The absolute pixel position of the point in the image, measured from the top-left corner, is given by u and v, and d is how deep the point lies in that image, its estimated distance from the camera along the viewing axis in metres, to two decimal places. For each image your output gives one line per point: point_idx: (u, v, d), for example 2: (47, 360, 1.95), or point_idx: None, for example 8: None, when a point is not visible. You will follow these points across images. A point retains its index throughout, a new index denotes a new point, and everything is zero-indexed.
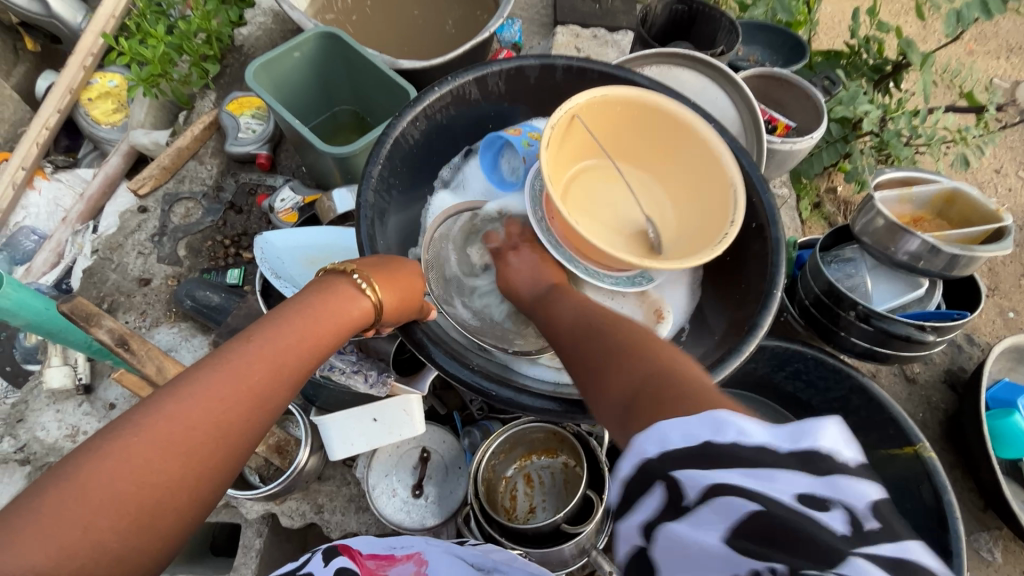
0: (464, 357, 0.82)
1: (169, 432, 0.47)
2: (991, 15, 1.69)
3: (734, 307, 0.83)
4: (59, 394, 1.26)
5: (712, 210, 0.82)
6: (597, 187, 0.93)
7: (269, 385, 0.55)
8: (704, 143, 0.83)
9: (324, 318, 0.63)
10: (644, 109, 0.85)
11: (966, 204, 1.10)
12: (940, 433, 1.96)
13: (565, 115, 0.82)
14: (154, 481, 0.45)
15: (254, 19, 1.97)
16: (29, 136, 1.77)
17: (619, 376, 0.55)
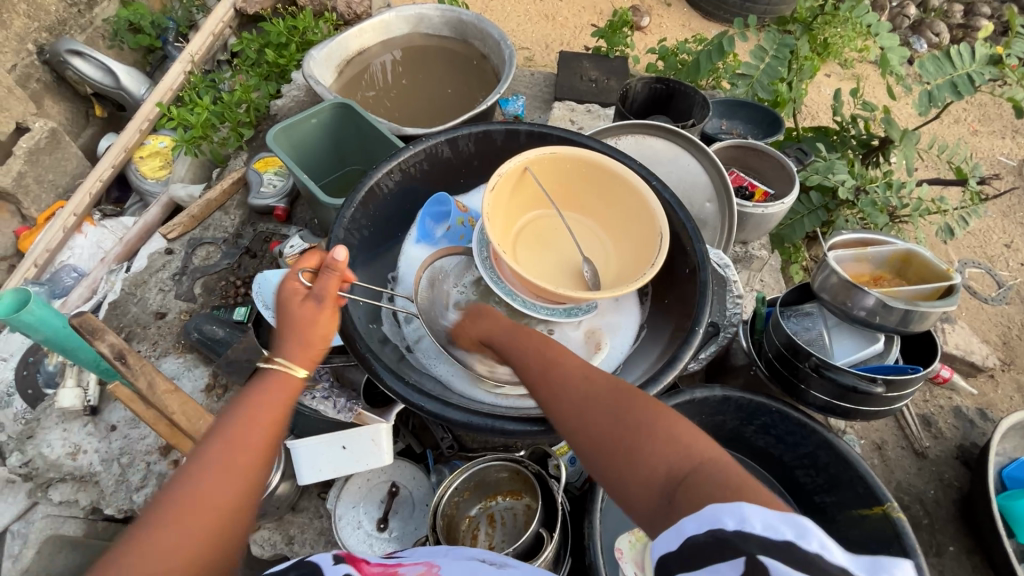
0: (402, 373, 0.89)
1: (161, 542, 0.50)
2: (962, 97, 1.80)
3: (664, 342, 0.94)
4: (68, 414, 1.36)
5: (641, 252, 0.97)
6: (542, 235, 1.05)
7: (241, 475, 0.57)
8: (637, 195, 0.97)
9: (267, 400, 0.64)
10: (586, 166, 1.00)
11: (921, 264, 1.15)
12: (955, 514, 1.84)
13: (515, 166, 0.97)
14: (198, 542, 0.52)
15: (289, 93, 2.23)
16: (84, 187, 2.02)
17: (664, 456, 0.54)
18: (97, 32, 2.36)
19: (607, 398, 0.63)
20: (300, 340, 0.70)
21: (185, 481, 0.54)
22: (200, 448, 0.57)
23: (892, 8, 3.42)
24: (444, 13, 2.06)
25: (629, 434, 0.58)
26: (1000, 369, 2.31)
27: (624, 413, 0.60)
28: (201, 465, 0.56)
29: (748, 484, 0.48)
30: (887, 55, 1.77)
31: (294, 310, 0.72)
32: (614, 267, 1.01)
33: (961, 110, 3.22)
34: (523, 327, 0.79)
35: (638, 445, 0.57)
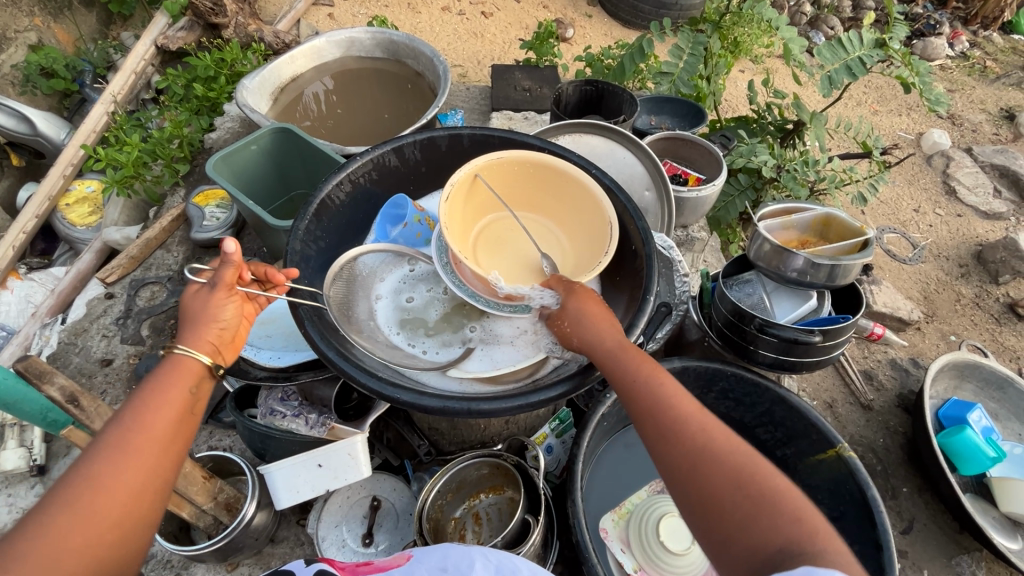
0: (373, 369, 0.90)
1: (76, 508, 0.56)
2: (857, 78, 2.00)
3: (623, 311, 0.99)
4: (12, 477, 1.27)
5: (596, 241, 1.03)
6: (499, 237, 1.09)
7: (150, 453, 0.62)
8: (582, 188, 1.05)
9: (173, 390, 0.67)
10: (531, 166, 1.07)
11: (839, 226, 1.27)
12: (904, 457, 1.99)
13: (466, 174, 1.03)
14: (94, 542, 0.56)
15: (223, 125, 2.21)
16: (6, 240, 1.90)
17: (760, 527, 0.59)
18: (6, 79, 2.25)
19: (718, 450, 0.65)
20: (203, 329, 0.74)
21: (97, 456, 0.59)
22: (111, 428, 0.62)
23: (789, 7, 3.74)
24: (373, 35, 2.10)
25: (741, 493, 0.62)
26: (925, 321, 2.53)
27: (731, 467, 0.64)
28: (115, 445, 0.61)
29: (835, 558, 0.55)
30: (788, 45, 1.94)
31: (191, 301, 0.76)
32: (573, 259, 1.07)
33: (861, 93, 3.54)
34: (640, 357, 0.77)
35: (755, 505, 0.60)
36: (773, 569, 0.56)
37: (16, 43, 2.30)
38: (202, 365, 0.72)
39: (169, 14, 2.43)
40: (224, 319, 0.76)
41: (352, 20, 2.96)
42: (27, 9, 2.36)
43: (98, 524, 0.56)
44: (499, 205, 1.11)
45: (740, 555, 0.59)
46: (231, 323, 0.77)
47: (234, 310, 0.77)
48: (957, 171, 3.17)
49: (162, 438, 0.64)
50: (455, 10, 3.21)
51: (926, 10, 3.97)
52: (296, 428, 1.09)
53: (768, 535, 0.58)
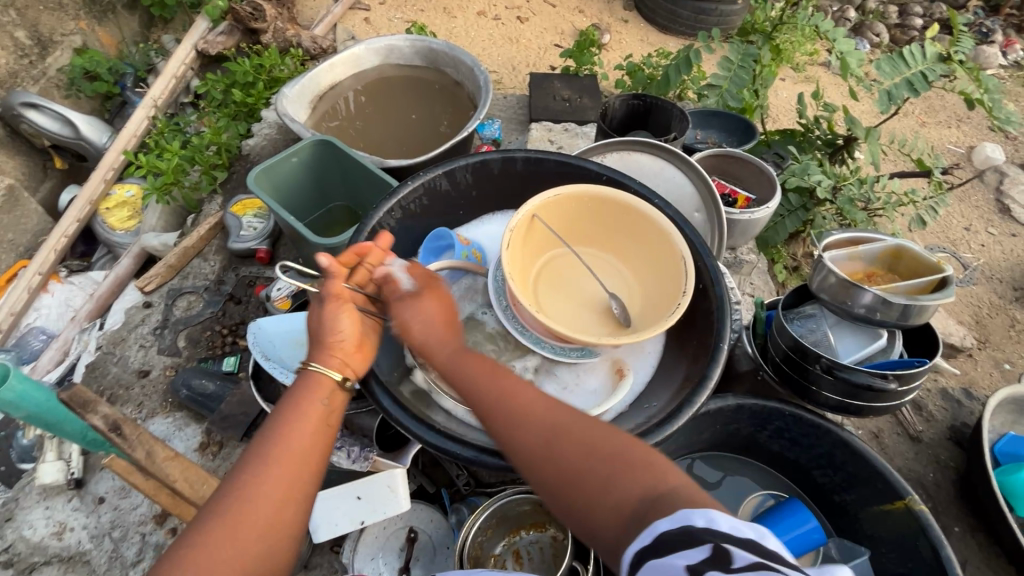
0: (431, 420, 0.89)
1: (228, 519, 0.59)
2: (918, 93, 1.89)
3: (691, 360, 0.96)
4: (50, 490, 1.27)
5: (665, 279, 0.98)
6: (559, 275, 1.05)
7: (286, 469, 0.64)
8: (649, 221, 0.99)
9: (306, 406, 0.71)
10: (592, 200, 1.02)
11: (912, 259, 1.18)
12: (956, 495, 1.88)
13: (524, 215, 0.98)
14: (240, 556, 0.58)
15: (260, 132, 2.20)
16: (48, 243, 1.92)
17: (626, 485, 0.61)
18: (51, 82, 2.28)
19: (583, 426, 0.68)
20: (325, 344, 0.77)
21: (246, 467, 0.64)
22: (255, 444, 0.66)
23: (834, 13, 3.61)
24: (413, 42, 2.07)
25: (606, 460, 0.64)
26: (977, 348, 2.40)
27: (596, 437, 0.66)
28: (258, 454, 0.65)
29: (702, 499, 0.56)
30: (845, 59, 1.84)
31: (311, 321, 0.81)
32: (640, 296, 1.02)
33: (908, 104, 3.39)
34: (491, 365, 0.80)
35: (625, 464, 0.62)
36: (640, 521, 0.56)
37: (62, 46, 2.33)
38: (334, 380, 0.75)
39: (209, 18, 2.43)
40: (346, 333, 0.79)
41: (387, 25, 2.94)
42: (73, 13, 2.38)
43: (241, 540, 0.59)
44: (558, 242, 1.05)
45: (618, 521, 0.59)
46: (350, 332, 0.79)
47: (352, 320, 0.80)
48: (1012, 188, 3.01)
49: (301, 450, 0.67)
50: (490, 15, 3.16)
51: (979, 17, 3.79)
52: (337, 460, 1.05)
53: (636, 485, 0.60)
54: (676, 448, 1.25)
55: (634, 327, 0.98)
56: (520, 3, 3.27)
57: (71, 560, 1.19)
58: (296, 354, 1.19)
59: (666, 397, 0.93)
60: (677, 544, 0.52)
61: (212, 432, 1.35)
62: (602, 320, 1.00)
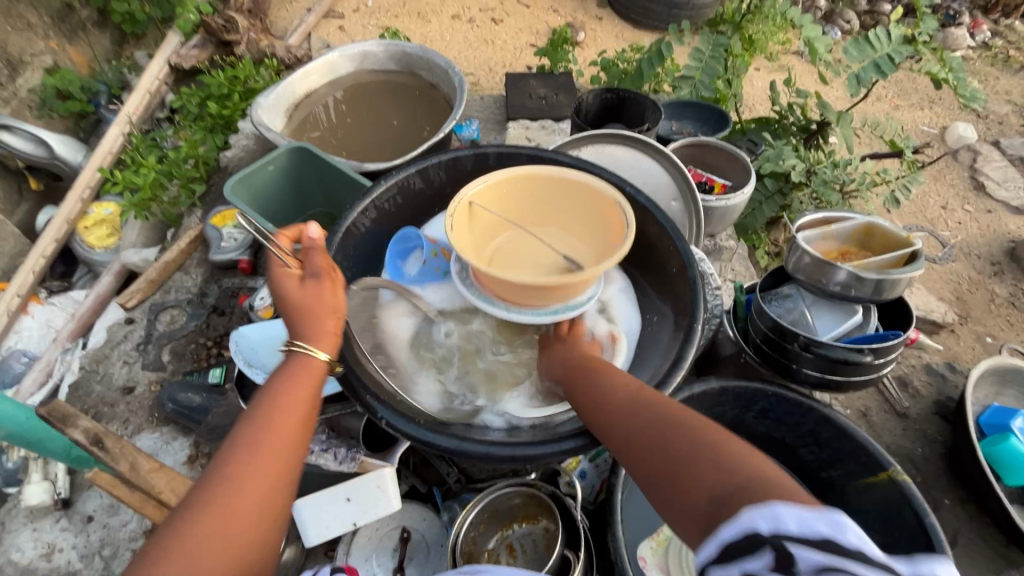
0: (412, 414, 0.89)
1: (225, 494, 0.58)
2: (886, 76, 1.92)
3: (668, 339, 0.96)
4: (37, 511, 1.25)
5: (610, 229, 1.02)
6: (514, 254, 1.04)
7: (284, 442, 0.65)
8: (584, 185, 1.04)
9: (296, 383, 0.71)
10: (525, 179, 1.06)
11: (882, 235, 1.21)
12: (944, 467, 1.90)
13: (460, 203, 1.00)
14: (240, 529, 0.57)
15: (238, 143, 2.21)
16: (26, 265, 1.90)
17: (700, 478, 0.56)
18: (22, 103, 2.25)
19: (655, 423, 0.67)
20: (320, 324, 0.76)
21: (242, 433, 0.64)
22: (243, 423, 0.65)
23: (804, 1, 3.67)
24: (387, 47, 2.08)
25: (670, 458, 0.61)
26: (958, 323, 2.43)
27: (673, 438, 0.63)
28: (251, 429, 0.65)
29: (781, 488, 0.50)
30: (813, 45, 1.88)
31: (297, 295, 0.78)
32: (593, 255, 1.03)
33: (881, 88, 3.45)
34: (592, 371, 0.83)
35: (684, 467, 0.59)
36: (725, 517, 0.51)
37: (32, 66, 2.30)
38: (321, 361, 0.74)
39: (181, 32, 2.42)
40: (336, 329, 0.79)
41: (362, 32, 2.95)
42: (42, 33, 2.36)
43: (242, 506, 0.58)
44: (505, 225, 1.07)
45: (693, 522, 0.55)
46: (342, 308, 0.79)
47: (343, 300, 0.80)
48: (985, 165, 3.08)
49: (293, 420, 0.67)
50: (465, 18, 3.18)
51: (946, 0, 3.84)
52: (323, 462, 1.05)
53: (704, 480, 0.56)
54: None
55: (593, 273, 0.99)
56: (494, 4, 3.29)
57: None
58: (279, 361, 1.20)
59: (646, 372, 0.92)
60: (741, 551, 0.47)
61: (200, 445, 1.34)
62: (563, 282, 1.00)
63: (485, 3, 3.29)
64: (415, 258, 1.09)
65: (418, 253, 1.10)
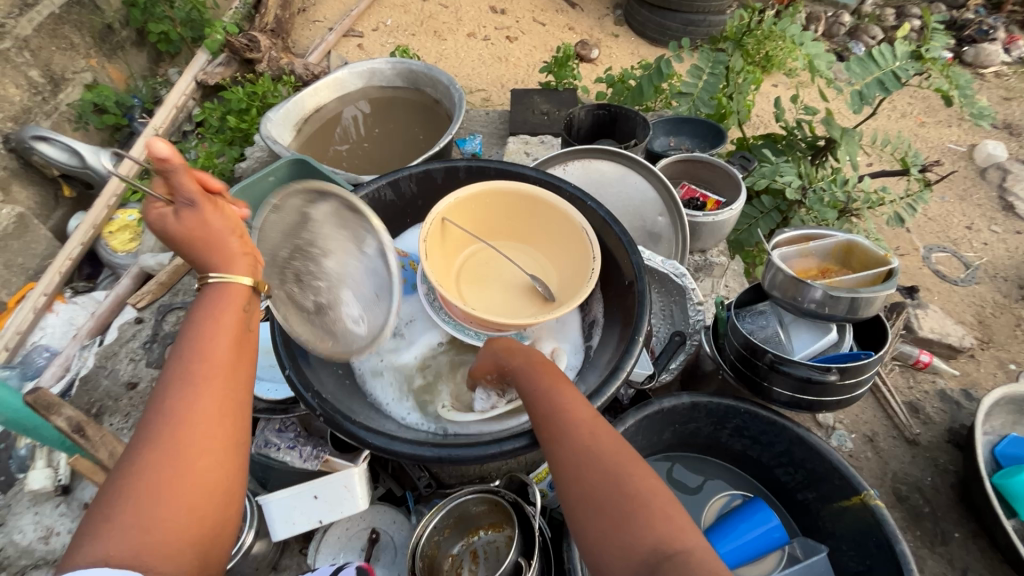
0: (354, 416, 0.94)
1: (162, 443, 0.59)
2: (891, 92, 1.89)
3: (614, 350, 0.99)
4: (40, 496, 1.34)
5: (573, 246, 1.06)
6: (480, 270, 1.10)
7: (222, 380, 0.64)
8: (550, 205, 1.08)
9: (226, 312, 0.69)
10: (492, 195, 1.09)
11: (862, 253, 1.19)
12: (955, 499, 1.78)
13: (436, 219, 1.03)
14: (188, 474, 0.59)
15: (253, 155, 2.32)
16: (54, 266, 2.04)
17: (640, 534, 0.58)
18: (62, 116, 2.42)
19: (601, 458, 0.65)
20: (222, 250, 0.71)
21: (169, 393, 0.62)
22: (175, 359, 0.64)
23: (826, 18, 3.63)
24: (394, 65, 2.17)
25: (612, 499, 0.62)
26: (980, 348, 2.31)
27: (618, 481, 0.63)
28: (177, 385, 0.62)
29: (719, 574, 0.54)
30: (813, 62, 1.87)
31: (173, 227, 0.70)
32: (554, 271, 1.09)
33: (906, 104, 3.37)
34: (551, 377, 0.78)
35: (627, 515, 0.60)
36: None
37: (73, 83, 2.48)
38: (244, 287, 0.72)
39: (209, 51, 2.58)
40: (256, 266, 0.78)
41: (380, 50, 3.07)
42: (85, 52, 2.55)
43: (186, 450, 0.59)
44: (473, 240, 1.11)
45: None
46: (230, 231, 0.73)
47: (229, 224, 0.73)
48: (1015, 184, 2.95)
49: (224, 367, 0.65)
50: (480, 36, 3.27)
51: (980, 14, 3.71)
52: (292, 460, 1.10)
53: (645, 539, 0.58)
54: (636, 449, 1.26)
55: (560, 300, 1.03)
56: (510, 23, 3.37)
57: (56, 563, 1.25)
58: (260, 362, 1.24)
59: (590, 383, 0.96)
60: None
61: None
62: (527, 297, 1.05)
63: (501, 22, 3.37)
64: None
65: None
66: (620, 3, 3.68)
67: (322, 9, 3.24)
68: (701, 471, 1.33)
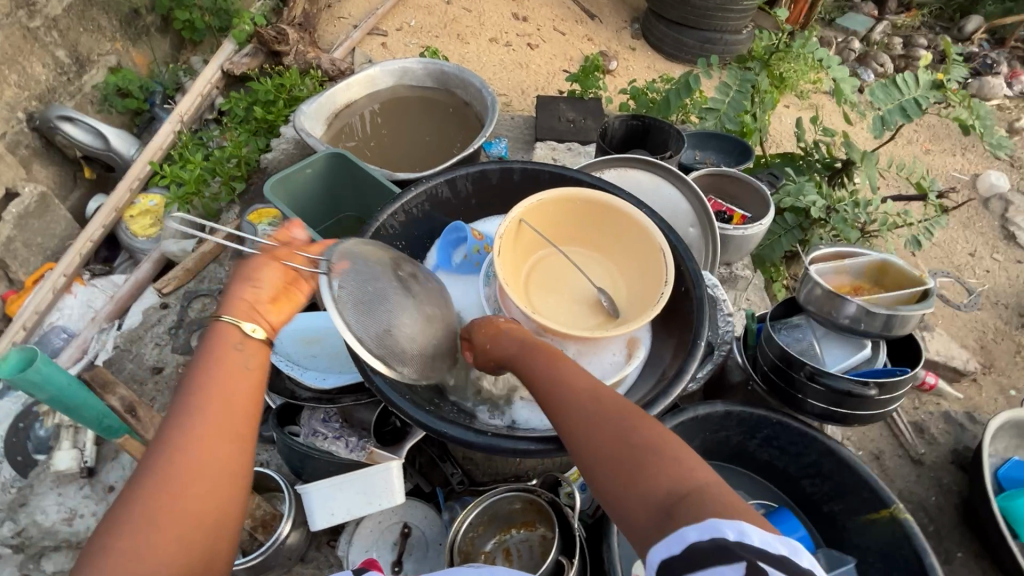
0: (420, 403, 0.99)
1: (169, 485, 0.56)
2: (912, 119, 1.93)
3: (668, 358, 1.07)
4: (63, 478, 1.32)
5: (640, 253, 1.14)
6: (550, 274, 1.19)
7: (232, 417, 0.61)
8: (618, 211, 1.15)
9: (221, 347, 0.64)
10: (567, 201, 1.17)
11: (896, 273, 1.23)
12: (959, 519, 1.79)
13: (510, 223, 1.12)
14: (179, 517, 0.55)
15: (278, 146, 2.34)
16: (74, 248, 2.02)
17: (648, 483, 0.59)
18: (86, 98, 2.40)
19: (605, 419, 0.67)
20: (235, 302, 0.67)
21: (176, 429, 0.58)
22: (184, 389, 0.61)
23: (838, 43, 3.71)
24: (426, 65, 2.19)
25: (633, 453, 0.62)
26: (982, 372, 2.34)
27: (630, 441, 0.63)
28: (184, 408, 0.60)
29: (735, 503, 0.54)
30: (839, 85, 1.91)
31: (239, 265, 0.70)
32: (620, 281, 1.17)
33: (912, 131, 3.43)
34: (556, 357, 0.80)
35: (640, 468, 0.60)
36: (686, 520, 0.54)
37: (98, 65, 2.46)
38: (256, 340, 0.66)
39: (236, 41, 2.59)
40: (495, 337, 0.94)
41: (403, 49, 3.09)
42: (110, 35, 2.53)
43: (185, 497, 0.56)
44: (545, 244, 1.20)
45: (644, 516, 0.58)
46: (270, 287, 0.69)
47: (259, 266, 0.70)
48: (1017, 215, 3.01)
49: (229, 404, 0.61)
50: (501, 41, 3.30)
51: (984, 48, 3.79)
52: (335, 450, 1.10)
53: (660, 485, 0.58)
54: None
55: (625, 311, 1.12)
56: (531, 30, 3.40)
57: (79, 545, 1.25)
58: (301, 352, 1.22)
59: (646, 388, 1.03)
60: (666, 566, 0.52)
61: None
62: (592, 310, 1.14)
63: (522, 28, 3.40)
64: (462, 249, 1.22)
65: (462, 247, 1.22)
66: (638, 17, 3.74)
67: (347, 6, 3.25)
68: (727, 479, 1.35)
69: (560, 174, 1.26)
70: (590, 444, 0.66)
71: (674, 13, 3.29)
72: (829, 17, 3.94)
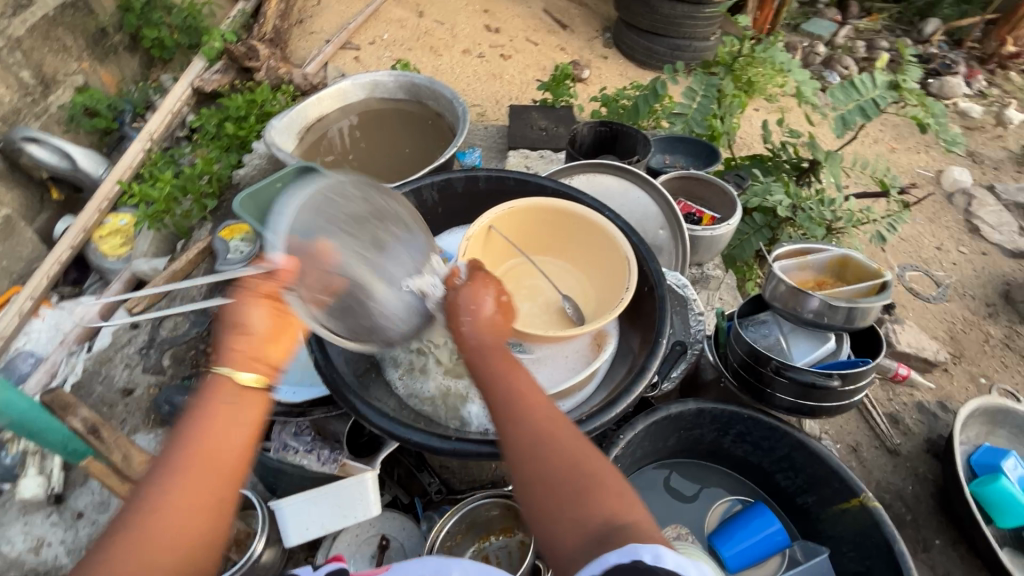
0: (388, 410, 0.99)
1: (144, 540, 0.61)
2: (870, 119, 1.99)
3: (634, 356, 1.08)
4: (29, 505, 1.29)
5: (604, 258, 1.17)
6: (519, 282, 1.20)
7: (215, 479, 0.68)
8: (582, 218, 1.18)
9: (216, 406, 0.72)
10: (536, 210, 1.20)
11: (857, 266, 1.26)
12: (935, 507, 1.82)
13: (480, 228, 1.15)
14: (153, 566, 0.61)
15: (251, 162, 2.32)
16: (41, 270, 1.99)
17: (581, 515, 0.65)
18: (52, 118, 2.36)
19: (548, 444, 0.71)
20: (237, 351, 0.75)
21: (160, 480, 0.65)
22: (175, 445, 0.68)
23: (803, 47, 3.81)
24: (397, 78, 2.20)
25: (575, 484, 0.67)
26: (952, 362, 2.40)
27: (567, 470, 0.68)
28: (173, 463, 0.66)
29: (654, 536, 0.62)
30: (801, 87, 1.96)
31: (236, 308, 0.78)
32: (586, 287, 1.19)
33: (878, 131, 3.53)
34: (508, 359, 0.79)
35: (580, 495, 0.66)
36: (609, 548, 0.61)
37: (64, 85, 2.43)
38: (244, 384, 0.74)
39: (206, 58, 2.58)
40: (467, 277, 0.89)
41: (376, 62, 3.11)
42: (77, 55, 2.50)
43: (161, 548, 0.62)
44: (515, 252, 1.22)
45: (574, 545, 0.63)
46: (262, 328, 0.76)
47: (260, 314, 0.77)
48: (980, 209, 3.11)
49: (215, 463, 0.68)
50: (475, 53, 3.33)
51: (942, 49, 3.92)
52: (308, 463, 1.09)
53: (596, 514, 0.64)
54: (643, 454, 1.28)
55: (590, 317, 1.14)
56: (503, 41, 3.44)
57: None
58: None
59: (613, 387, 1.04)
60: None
61: None
62: (558, 317, 1.15)
63: (495, 40, 3.44)
64: None
65: None
66: (608, 26, 3.80)
67: (318, 21, 3.27)
68: (702, 476, 1.36)
69: (528, 181, 1.28)
70: (530, 460, 0.70)
71: (643, 22, 3.36)
72: (794, 23, 4.05)
